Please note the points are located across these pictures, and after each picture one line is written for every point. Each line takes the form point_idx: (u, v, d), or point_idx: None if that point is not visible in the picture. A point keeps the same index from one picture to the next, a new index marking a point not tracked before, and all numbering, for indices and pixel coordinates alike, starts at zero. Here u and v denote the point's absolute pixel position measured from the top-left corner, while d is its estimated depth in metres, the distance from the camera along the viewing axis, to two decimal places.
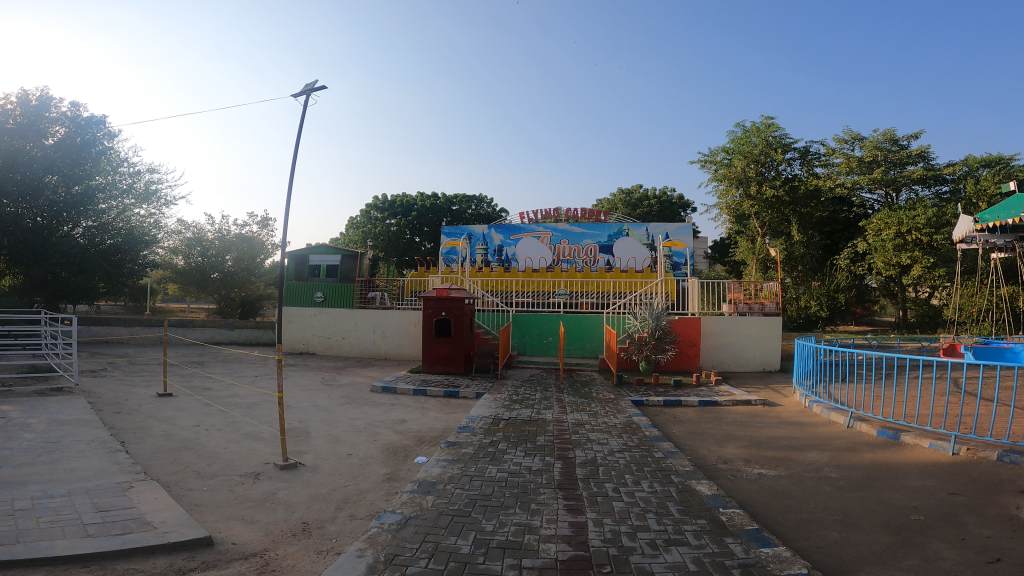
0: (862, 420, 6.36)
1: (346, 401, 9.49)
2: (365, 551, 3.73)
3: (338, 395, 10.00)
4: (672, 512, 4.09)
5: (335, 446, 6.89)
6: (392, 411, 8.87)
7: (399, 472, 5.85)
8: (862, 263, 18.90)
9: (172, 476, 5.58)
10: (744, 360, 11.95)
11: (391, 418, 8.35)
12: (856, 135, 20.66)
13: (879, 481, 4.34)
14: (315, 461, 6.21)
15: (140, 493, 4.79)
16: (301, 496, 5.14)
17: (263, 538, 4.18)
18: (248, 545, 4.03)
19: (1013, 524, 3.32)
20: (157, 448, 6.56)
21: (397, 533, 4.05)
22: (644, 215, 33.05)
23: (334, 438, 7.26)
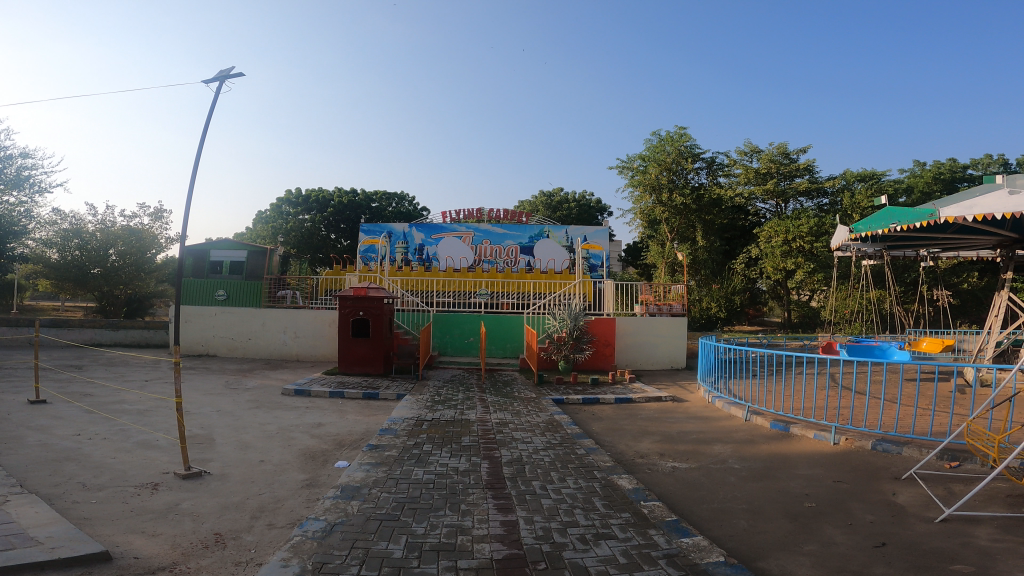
0: (758, 414, 7.05)
1: (254, 406, 9.10)
2: (291, 561, 3.68)
3: (245, 399, 9.55)
4: (597, 507, 4.37)
5: (245, 453, 6.62)
6: (307, 414, 8.64)
7: (319, 478, 5.76)
8: (755, 267, 20.64)
9: (56, 489, 5.15)
10: (655, 358, 12.71)
11: (307, 422, 8.13)
12: (754, 148, 22.45)
13: (777, 471, 4.89)
14: (223, 469, 5.96)
15: (19, 508, 4.39)
16: (211, 505, 4.94)
17: (170, 551, 3.99)
18: (154, 559, 3.84)
19: (890, 508, 3.88)
20: (32, 459, 5.99)
21: (324, 541, 4.02)
22: (564, 217, 33.96)
23: (244, 444, 6.97)
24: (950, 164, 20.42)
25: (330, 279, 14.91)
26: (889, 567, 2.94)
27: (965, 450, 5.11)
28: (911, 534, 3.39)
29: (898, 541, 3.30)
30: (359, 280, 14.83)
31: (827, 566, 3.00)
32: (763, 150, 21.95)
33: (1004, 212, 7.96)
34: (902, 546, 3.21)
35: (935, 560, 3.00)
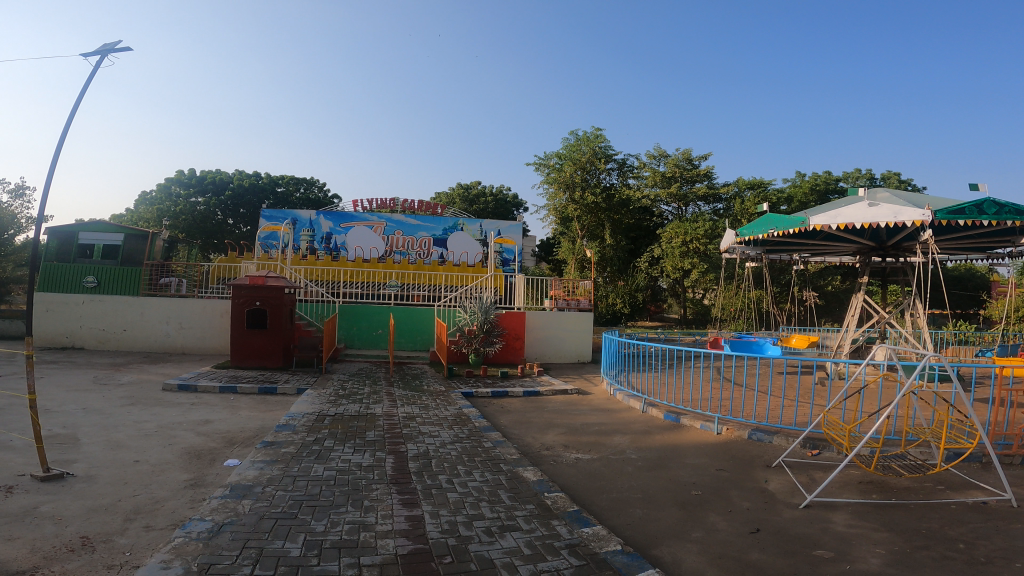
0: (653, 406, 7.51)
1: (131, 403, 8.39)
2: (173, 563, 3.48)
3: (121, 396, 8.78)
4: (503, 500, 4.47)
5: (120, 453, 6.10)
6: (193, 411, 8.09)
7: (205, 477, 5.43)
8: (656, 266, 21.80)
9: None
10: (562, 352, 13.13)
11: (192, 419, 7.63)
12: (662, 152, 23.59)
13: (668, 461, 5.25)
14: (92, 471, 5.46)
15: None
16: (80, 509, 4.51)
17: (30, 556, 3.63)
18: (9, 566, 3.48)
19: (765, 495, 4.29)
20: None
21: (211, 541, 3.83)
22: (480, 211, 34.00)
23: (118, 443, 6.43)
24: (825, 176, 22.58)
25: (222, 267, 14.04)
26: (762, 549, 3.26)
27: (825, 439, 5.75)
28: (781, 519, 3.77)
29: (773, 527, 3.64)
30: (257, 268, 14.06)
31: (711, 552, 3.26)
32: (669, 155, 23.14)
33: (863, 221, 8.88)
34: (775, 532, 3.55)
35: (800, 543, 3.35)
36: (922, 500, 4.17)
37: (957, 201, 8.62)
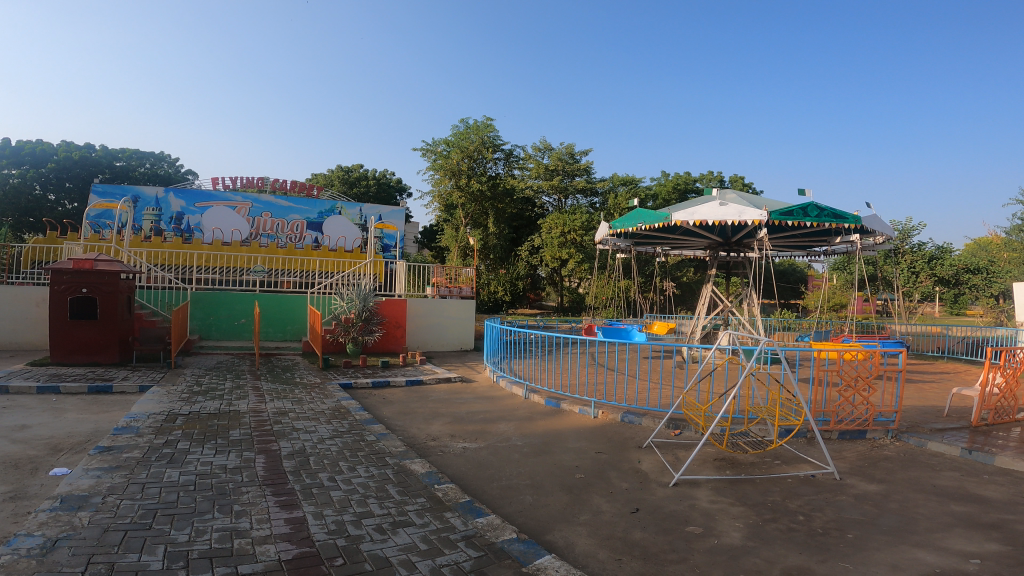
0: (534, 392, 7.84)
1: None
2: None
3: None
4: (392, 495, 4.39)
5: None
6: (8, 415, 6.97)
7: (27, 489, 4.71)
8: (536, 255, 22.57)
9: None
10: (444, 340, 13.13)
11: (4, 425, 6.56)
12: (547, 145, 24.36)
13: (551, 446, 5.52)
14: None
15: None
16: None
17: None
18: None
19: (639, 476, 4.68)
20: None
21: (45, 560, 3.34)
22: (360, 194, 32.69)
23: None
24: (686, 176, 24.66)
25: (38, 248, 12.24)
26: (643, 528, 3.57)
27: (686, 420, 6.38)
28: (655, 498, 4.15)
29: (650, 507, 3.98)
30: (83, 250, 12.31)
31: (599, 533, 3.50)
32: (553, 148, 23.96)
33: (716, 218, 9.79)
34: (653, 511, 3.89)
35: (675, 520, 3.70)
36: (766, 475, 4.81)
37: (789, 203, 9.81)
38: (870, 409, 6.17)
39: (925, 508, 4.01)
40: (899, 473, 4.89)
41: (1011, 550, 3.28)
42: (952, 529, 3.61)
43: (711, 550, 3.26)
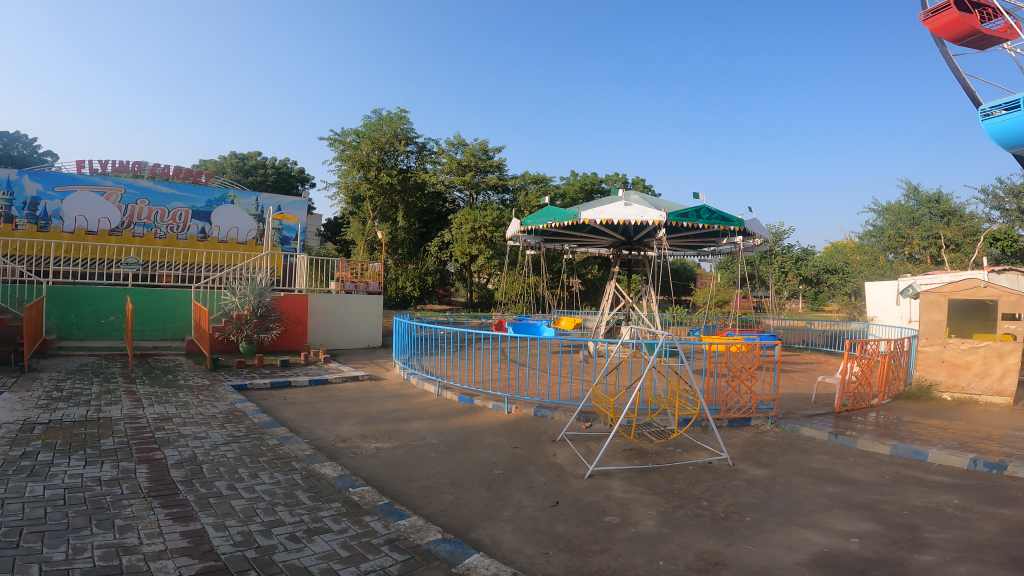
0: (447, 388, 7.77)
1: None
2: None
3: None
4: (303, 501, 4.15)
5: None
6: None
7: None
8: (446, 251, 22.45)
9: None
10: (350, 337, 12.66)
11: None
12: (460, 141, 24.19)
13: (467, 444, 5.51)
14: None
15: None
16: None
17: None
18: None
19: (556, 469, 4.79)
20: None
21: None
22: (256, 183, 30.68)
23: None
24: (592, 176, 25.50)
25: None
26: (565, 521, 3.66)
27: (594, 412, 6.62)
28: (573, 491, 4.27)
29: (570, 499, 4.09)
30: None
31: (524, 528, 3.55)
32: (466, 144, 23.80)
33: (620, 218, 10.22)
34: (573, 504, 4.00)
35: (594, 511, 3.83)
36: (670, 463, 5.09)
37: (685, 206, 10.44)
38: (753, 397, 6.75)
39: (806, 490, 4.43)
40: (781, 458, 5.38)
41: (880, 527, 3.69)
42: (831, 509, 4.02)
43: (629, 538, 3.40)
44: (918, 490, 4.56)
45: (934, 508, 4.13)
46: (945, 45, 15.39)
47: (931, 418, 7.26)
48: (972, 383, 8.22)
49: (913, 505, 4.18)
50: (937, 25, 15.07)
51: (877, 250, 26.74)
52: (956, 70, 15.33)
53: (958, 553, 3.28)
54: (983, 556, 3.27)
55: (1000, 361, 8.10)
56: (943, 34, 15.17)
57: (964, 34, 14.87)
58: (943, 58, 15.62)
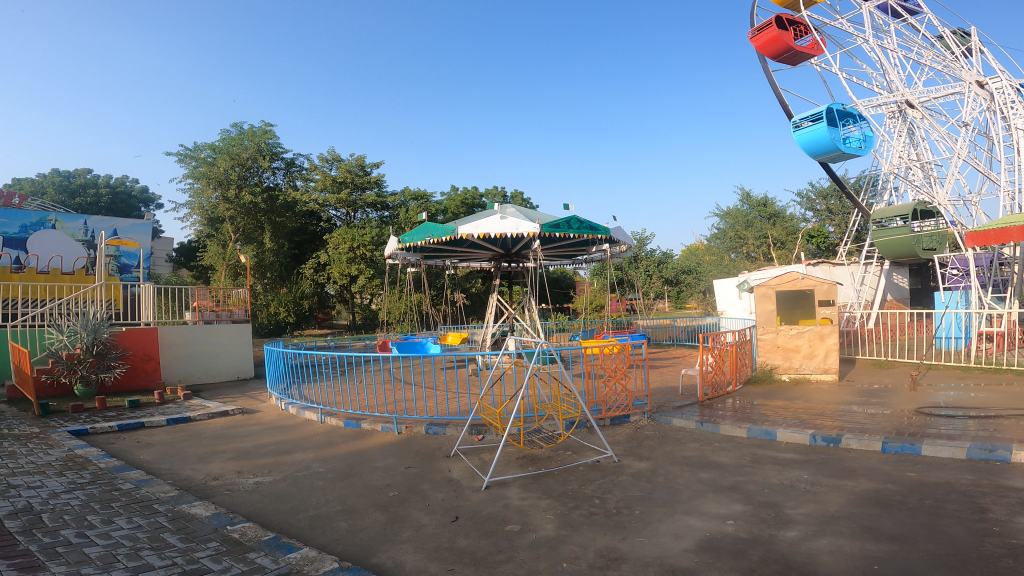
0: (331, 415, 7.40)
1: None
2: None
3: None
4: (174, 543, 3.70)
5: None
6: None
7: None
8: (322, 273, 21.63)
9: None
10: (216, 371, 11.64)
11: None
12: (334, 156, 23.40)
13: (356, 470, 5.29)
14: None
15: None
16: None
17: None
18: None
19: (451, 485, 4.74)
20: None
21: None
22: (91, 204, 27.43)
23: None
24: (472, 191, 25.71)
25: None
26: (467, 535, 3.64)
27: (484, 424, 6.63)
28: (471, 504, 4.26)
29: (470, 514, 4.06)
30: None
31: (425, 550, 3.46)
32: (341, 160, 23.10)
33: (497, 231, 10.41)
34: (473, 518, 3.98)
35: (493, 522, 3.84)
36: (561, 466, 5.22)
37: (555, 216, 10.83)
38: (628, 395, 7.15)
39: (684, 478, 4.76)
40: (660, 449, 5.75)
41: (748, 507, 4.06)
42: (707, 494, 4.35)
43: (530, 544, 3.44)
44: (775, 468, 5.09)
45: (789, 485, 4.63)
46: (766, 61, 17.63)
47: (776, 399, 8.16)
48: (804, 363, 9.41)
49: (772, 483, 4.65)
50: (761, 41, 17.01)
51: (722, 250, 29.83)
52: (775, 84, 17.65)
53: (815, 526, 3.69)
54: (836, 527, 3.70)
55: (823, 343, 9.35)
56: (764, 51, 17.20)
57: (781, 51, 17.00)
58: (764, 74, 17.95)
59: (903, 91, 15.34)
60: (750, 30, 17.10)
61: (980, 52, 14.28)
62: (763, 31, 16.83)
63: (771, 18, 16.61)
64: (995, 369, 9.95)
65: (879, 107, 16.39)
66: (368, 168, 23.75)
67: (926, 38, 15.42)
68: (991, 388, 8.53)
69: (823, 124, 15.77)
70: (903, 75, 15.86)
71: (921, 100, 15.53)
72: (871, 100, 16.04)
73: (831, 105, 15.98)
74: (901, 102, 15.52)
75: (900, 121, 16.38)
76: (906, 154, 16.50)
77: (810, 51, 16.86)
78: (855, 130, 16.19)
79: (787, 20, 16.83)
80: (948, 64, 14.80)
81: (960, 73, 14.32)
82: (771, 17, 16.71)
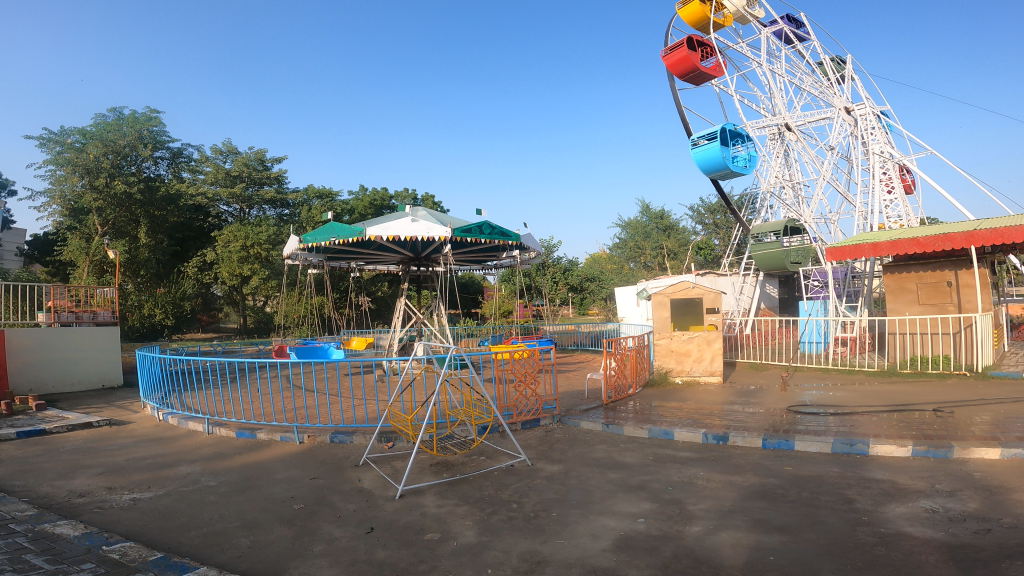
0: (221, 425, 6.89)
1: None
2: None
3: None
4: (40, 568, 3.31)
5: None
6: None
7: None
8: (208, 273, 20.31)
9: None
10: (77, 379, 10.45)
11: None
12: (229, 149, 22.09)
13: (254, 483, 4.99)
14: None
15: None
16: None
17: None
18: None
19: (362, 496, 4.61)
20: None
21: None
22: None
23: None
24: (381, 192, 25.04)
25: None
26: (385, 546, 3.57)
27: (394, 431, 6.49)
28: (386, 514, 4.17)
29: (386, 525, 3.98)
30: None
31: (340, 565, 3.35)
32: (238, 152, 21.95)
33: (408, 234, 10.24)
34: (389, 529, 3.90)
35: (411, 532, 3.79)
36: (477, 472, 5.24)
37: (467, 221, 10.85)
38: (538, 399, 7.30)
39: (594, 479, 4.97)
40: (569, 452, 5.95)
41: (656, 505, 4.31)
42: (618, 493, 4.57)
43: (451, 552, 3.44)
44: (675, 467, 5.45)
45: (688, 482, 4.98)
46: (673, 80, 18.80)
47: (671, 401, 8.72)
48: (694, 366, 10.10)
49: (674, 481, 4.98)
50: (672, 60, 18.10)
51: (622, 259, 31.30)
52: (678, 102, 18.89)
53: (716, 521, 4.01)
54: (732, 521, 4.04)
55: (710, 347, 10.08)
56: (673, 70, 18.34)
57: (688, 71, 18.22)
58: (671, 91, 19.13)
59: (785, 115, 16.96)
60: (664, 49, 18.16)
61: (851, 80, 16.14)
62: (676, 50, 17.93)
63: (683, 38, 17.76)
64: (849, 370, 11.31)
65: (763, 129, 18.07)
66: (269, 163, 22.74)
67: (809, 64, 16.88)
68: (846, 388, 9.69)
69: (718, 143, 17.08)
70: (787, 99, 17.44)
71: (799, 124, 17.09)
72: (758, 122, 17.68)
73: (725, 126, 17.33)
74: (781, 125, 17.10)
75: (779, 143, 18.03)
76: (782, 173, 18.15)
77: (712, 73, 18.25)
78: (743, 149, 17.79)
79: (697, 42, 18.08)
80: (824, 89, 16.48)
81: (833, 99, 16.04)
82: (683, 37, 17.86)
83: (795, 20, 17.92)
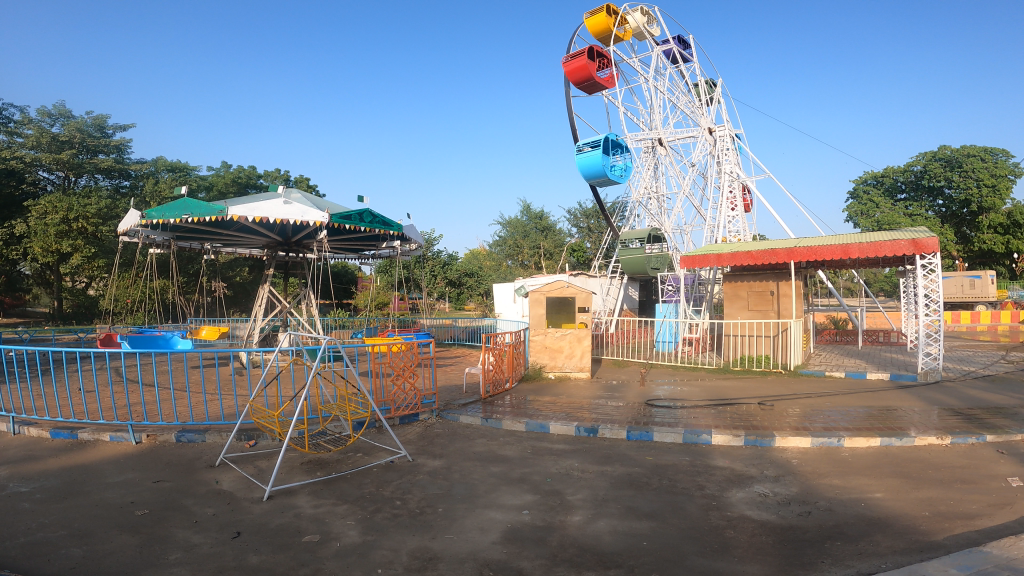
0: (29, 425, 5.88)
1: None
2: None
3: None
4: None
5: None
6: None
7: None
8: (16, 247, 17.14)
9: None
10: None
11: None
12: (57, 110, 19.48)
13: (82, 489, 4.32)
14: None
15: None
16: None
17: None
18: None
19: (221, 498, 4.20)
20: None
21: None
22: None
23: None
24: (248, 170, 23.04)
25: None
26: (257, 551, 3.29)
27: (256, 428, 5.98)
28: (255, 517, 3.84)
29: (254, 528, 3.66)
30: None
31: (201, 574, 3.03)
32: (70, 115, 19.52)
33: (277, 216, 9.49)
34: (258, 532, 3.59)
35: (286, 535, 3.53)
36: (354, 469, 5.01)
37: (346, 207, 10.35)
38: (417, 394, 7.14)
39: (476, 473, 4.99)
40: (449, 447, 5.92)
41: (537, 496, 4.44)
42: (501, 486, 4.64)
43: (333, 553, 3.26)
44: (552, 459, 5.65)
45: (566, 473, 5.18)
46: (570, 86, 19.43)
47: (544, 395, 9.03)
48: (565, 362, 10.53)
49: (552, 473, 5.16)
50: (571, 67, 18.78)
51: (500, 256, 31.75)
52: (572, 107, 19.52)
53: (594, 510, 4.23)
54: (608, 509, 4.28)
55: (580, 344, 10.57)
56: (572, 76, 18.97)
57: (584, 79, 18.93)
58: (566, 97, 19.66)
59: (658, 129, 18.55)
60: (564, 55, 18.77)
61: (717, 103, 17.86)
62: (576, 58, 18.65)
63: (584, 47, 18.46)
64: (693, 368, 12.53)
65: (639, 142, 19.31)
66: (110, 130, 20.49)
67: (685, 84, 18.33)
68: (692, 383, 10.72)
69: (600, 152, 18.02)
70: (663, 116, 18.82)
71: (669, 140, 18.70)
72: (634, 134, 18.91)
73: (607, 135, 18.33)
74: (654, 139, 18.70)
75: (651, 157, 19.32)
76: (650, 185, 19.47)
77: (605, 84, 19.18)
78: (620, 159, 18.95)
79: (596, 53, 18.86)
80: (695, 109, 18.02)
81: (700, 119, 17.64)
82: (585, 47, 18.55)
83: (683, 42, 19.57)
